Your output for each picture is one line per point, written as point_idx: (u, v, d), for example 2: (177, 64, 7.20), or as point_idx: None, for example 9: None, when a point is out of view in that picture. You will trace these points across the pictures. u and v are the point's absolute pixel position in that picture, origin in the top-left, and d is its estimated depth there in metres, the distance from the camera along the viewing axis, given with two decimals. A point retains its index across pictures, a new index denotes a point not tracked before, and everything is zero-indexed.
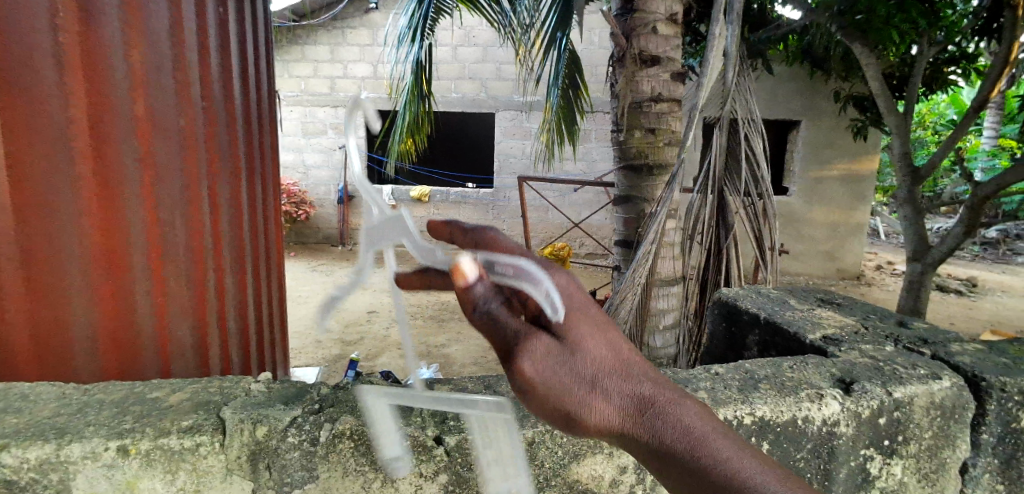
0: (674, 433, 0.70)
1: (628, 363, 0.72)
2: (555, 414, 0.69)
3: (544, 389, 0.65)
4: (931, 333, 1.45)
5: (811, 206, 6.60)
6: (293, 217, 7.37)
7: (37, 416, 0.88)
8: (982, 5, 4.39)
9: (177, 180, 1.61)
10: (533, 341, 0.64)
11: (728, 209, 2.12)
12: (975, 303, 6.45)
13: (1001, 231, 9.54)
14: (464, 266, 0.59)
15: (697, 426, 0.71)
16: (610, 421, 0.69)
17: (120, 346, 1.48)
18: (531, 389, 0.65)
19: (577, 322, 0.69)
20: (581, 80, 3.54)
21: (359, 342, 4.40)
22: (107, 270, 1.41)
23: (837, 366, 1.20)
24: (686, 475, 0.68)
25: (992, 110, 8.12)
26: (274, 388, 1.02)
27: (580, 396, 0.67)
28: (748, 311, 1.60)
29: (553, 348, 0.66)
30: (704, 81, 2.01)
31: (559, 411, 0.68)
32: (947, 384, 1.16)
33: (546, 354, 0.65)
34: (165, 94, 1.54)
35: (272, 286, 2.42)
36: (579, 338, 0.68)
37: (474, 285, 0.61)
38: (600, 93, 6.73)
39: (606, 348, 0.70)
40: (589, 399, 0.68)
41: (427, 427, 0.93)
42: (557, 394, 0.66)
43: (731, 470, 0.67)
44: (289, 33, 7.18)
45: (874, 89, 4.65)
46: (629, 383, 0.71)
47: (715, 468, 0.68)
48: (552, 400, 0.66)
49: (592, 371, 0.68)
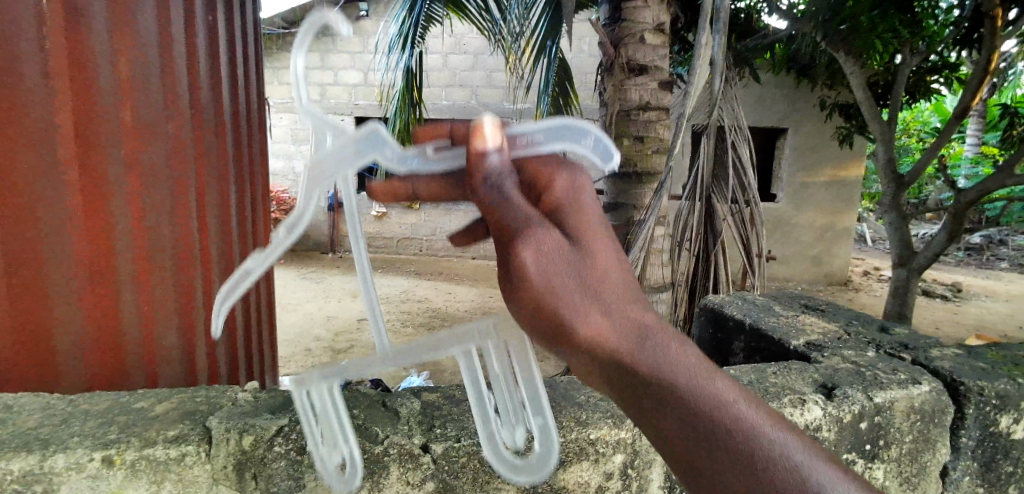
0: (680, 370, 0.63)
1: (638, 294, 0.67)
2: (550, 329, 0.62)
3: (543, 288, 0.60)
4: (912, 338, 1.48)
5: (799, 212, 6.68)
6: (282, 224, 7.34)
7: (20, 427, 0.88)
8: (963, 15, 4.49)
9: (164, 185, 1.61)
10: (540, 231, 0.60)
11: (716, 216, 2.15)
12: (960, 307, 6.55)
13: (984, 237, 9.70)
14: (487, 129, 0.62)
15: (704, 368, 0.65)
16: (608, 346, 0.62)
17: (105, 352, 1.46)
18: (526, 282, 0.60)
19: (587, 227, 0.66)
20: (571, 88, 3.57)
21: (349, 349, 4.38)
22: (91, 276, 1.40)
23: (819, 372, 1.22)
24: (688, 418, 0.62)
25: (975, 118, 8.29)
26: (261, 397, 1.02)
27: (578, 308, 0.61)
28: (734, 317, 1.62)
29: (567, 249, 0.61)
30: (692, 88, 2.02)
31: (552, 324, 0.61)
32: (926, 389, 1.19)
33: (552, 249, 0.60)
34: (152, 99, 1.55)
35: (260, 291, 2.41)
36: (591, 242, 0.65)
37: (490, 152, 0.62)
38: (589, 101, 6.78)
39: (616, 261, 0.65)
40: (589, 312, 0.62)
41: (414, 435, 0.93)
42: (557, 296, 0.60)
43: (736, 413, 0.63)
44: (280, 40, 7.17)
45: (859, 97, 4.73)
46: (636, 310, 0.65)
47: (718, 410, 0.63)
48: (547, 306, 0.60)
49: (598, 283, 0.63)
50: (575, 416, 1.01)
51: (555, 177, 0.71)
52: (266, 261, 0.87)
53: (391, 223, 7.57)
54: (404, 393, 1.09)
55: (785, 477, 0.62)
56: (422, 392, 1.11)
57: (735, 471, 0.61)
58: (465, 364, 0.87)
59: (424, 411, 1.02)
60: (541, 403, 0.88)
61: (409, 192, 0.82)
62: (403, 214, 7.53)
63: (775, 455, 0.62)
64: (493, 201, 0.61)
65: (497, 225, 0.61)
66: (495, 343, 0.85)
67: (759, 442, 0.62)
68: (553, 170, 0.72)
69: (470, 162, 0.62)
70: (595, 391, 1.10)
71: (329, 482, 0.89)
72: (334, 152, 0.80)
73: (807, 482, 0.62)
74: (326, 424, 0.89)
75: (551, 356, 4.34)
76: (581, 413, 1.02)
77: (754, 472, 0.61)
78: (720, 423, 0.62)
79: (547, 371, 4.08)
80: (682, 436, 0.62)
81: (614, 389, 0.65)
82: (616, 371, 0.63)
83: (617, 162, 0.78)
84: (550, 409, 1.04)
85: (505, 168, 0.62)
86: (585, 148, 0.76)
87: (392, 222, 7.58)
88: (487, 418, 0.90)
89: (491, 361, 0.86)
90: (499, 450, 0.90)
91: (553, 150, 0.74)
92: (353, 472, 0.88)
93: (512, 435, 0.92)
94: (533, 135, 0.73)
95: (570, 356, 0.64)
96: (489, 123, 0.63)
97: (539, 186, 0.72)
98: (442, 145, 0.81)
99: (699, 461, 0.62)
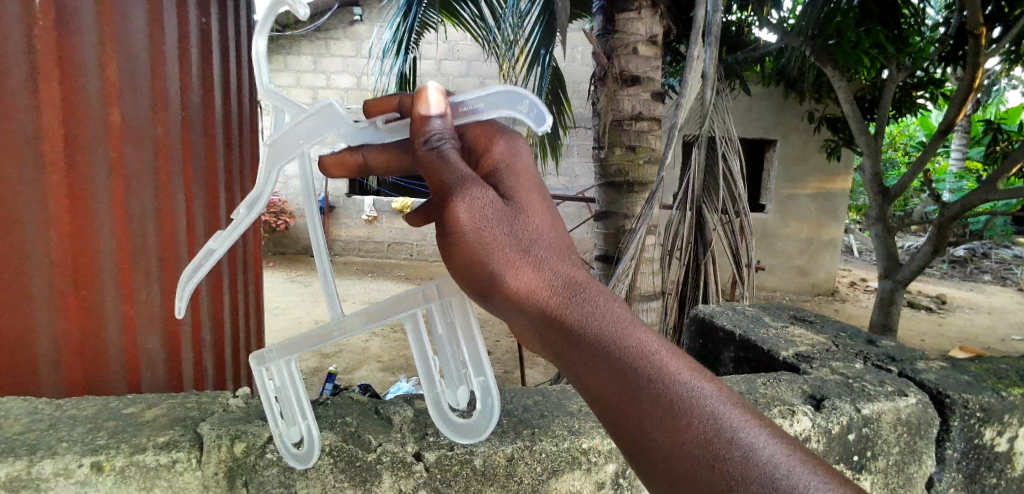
0: (608, 324, 0.70)
1: (571, 255, 0.76)
2: (481, 281, 0.71)
3: (473, 236, 0.69)
4: (898, 351, 1.50)
5: (787, 223, 6.76)
6: (272, 227, 7.30)
7: (7, 432, 0.87)
8: (947, 33, 4.58)
9: (148, 188, 1.58)
10: (475, 186, 0.70)
11: (706, 226, 2.16)
12: (945, 319, 6.64)
13: (968, 250, 9.87)
14: (429, 95, 0.76)
15: (635, 325, 0.71)
16: (538, 297, 0.70)
17: (85, 355, 1.45)
18: (458, 229, 0.68)
19: (519, 187, 0.77)
20: (564, 96, 3.60)
21: (337, 354, 4.34)
22: (73, 280, 1.39)
23: (807, 383, 1.24)
24: (614, 369, 0.67)
25: (958, 134, 8.45)
26: (252, 404, 1.02)
27: (508, 259, 0.69)
28: (724, 328, 1.64)
29: (499, 202, 0.71)
30: (683, 100, 2.03)
31: (487, 275, 0.70)
32: (913, 400, 1.21)
33: (485, 204, 0.70)
34: (139, 102, 1.53)
35: (249, 296, 2.38)
36: (523, 200, 0.75)
37: (433, 116, 0.76)
38: (582, 109, 6.82)
39: (544, 218, 0.75)
40: (519, 265, 0.70)
41: (407, 442, 0.94)
42: (485, 241, 0.69)
43: (661, 365, 0.68)
44: (272, 42, 7.14)
45: (846, 110, 4.80)
46: (567, 267, 0.73)
47: (644, 361, 0.68)
48: (478, 256, 0.69)
49: (529, 238, 0.72)
50: (568, 425, 1.02)
51: (494, 141, 0.82)
52: (226, 241, 0.97)
53: (382, 227, 7.55)
54: (397, 401, 1.09)
55: (706, 428, 0.65)
56: (415, 399, 1.11)
57: (660, 420, 0.66)
58: (410, 326, 0.90)
59: (417, 419, 1.01)
60: (481, 363, 0.87)
61: (359, 160, 0.98)
62: (394, 219, 7.51)
63: (698, 406, 0.66)
64: (432, 155, 0.74)
65: (442, 183, 0.71)
66: (437, 303, 0.89)
67: (683, 393, 0.67)
68: (492, 136, 0.83)
69: (415, 124, 0.76)
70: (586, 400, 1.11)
71: (287, 461, 0.87)
72: (291, 130, 0.94)
73: (726, 432, 0.65)
74: (286, 402, 0.91)
75: (540, 364, 4.34)
76: (574, 423, 1.03)
77: (677, 421, 0.65)
78: (646, 374, 0.67)
79: (536, 379, 4.08)
80: (610, 385, 0.67)
81: (549, 344, 0.71)
82: (547, 325, 0.70)
83: (549, 126, 0.80)
84: (541, 417, 1.04)
85: (445, 131, 0.76)
86: (521, 115, 0.81)
87: (383, 227, 7.56)
88: (431, 379, 0.90)
89: (435, 321, 0.90)
90: (445, 412, 0.91)
91: (494, 116, 0.84)
92: (308, 448, 0.86)
93: (455, 396, 0.91)
94: (473, 104, 0.84)
95: (506, 309, 0.72)
96: (433, 91, 0.77)
97: (479, 149, 0.83)
98: (392, 117, 0.91)
99: (623, 405, 0.67)
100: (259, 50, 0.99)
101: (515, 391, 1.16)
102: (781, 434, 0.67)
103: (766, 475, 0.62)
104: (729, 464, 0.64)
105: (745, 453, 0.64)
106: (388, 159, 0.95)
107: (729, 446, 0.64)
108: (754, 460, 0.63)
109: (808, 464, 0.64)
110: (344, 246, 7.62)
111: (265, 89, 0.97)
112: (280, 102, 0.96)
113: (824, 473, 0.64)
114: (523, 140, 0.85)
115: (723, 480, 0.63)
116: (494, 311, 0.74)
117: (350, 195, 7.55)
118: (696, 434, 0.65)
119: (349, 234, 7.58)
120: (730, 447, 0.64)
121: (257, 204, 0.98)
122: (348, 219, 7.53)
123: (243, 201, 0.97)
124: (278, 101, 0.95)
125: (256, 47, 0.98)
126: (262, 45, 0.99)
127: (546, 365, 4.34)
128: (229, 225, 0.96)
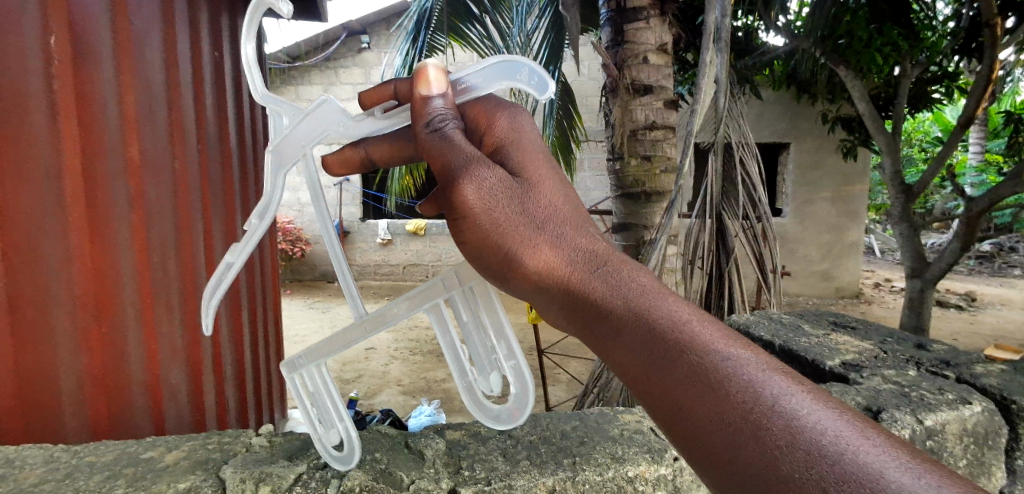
0: (633, 297, 0.65)
1: (590, 230, 0.72)
2: (494, 263, 0.68)
3: (485, 219, 0.66)
4: (952, 355, 1.42)
5: (807, 227, 6.61)
6: (288, 255, 7.33)
7: (23, 484, 0.83)
8: (960, 26, 4.45)
9: (168, 219, 1.59)
10: (482, 169, 0.67)
11: (728, 233, 2.06)
12: (977, 317, 6.42)
13: (994, 245, 9.59)
14: (429, 73, 0.74)
15: (666, 295, 0.67)
16: (559, 274, 0.67)
17: (110, 395, 1.41)
18: (469, 213, 0.65)
19: (525, 165, 0.72)
20: (574, 111, 3.57)
21: (357, 380, 4.30)
22: (96, 318, 1.36)
23: (861, 394, 1.17)
24: (640, 343, 0.63)
25: (977, 127, 8.27)
26: (276, 442, 0.99)
27: (523, 238, 0.66)
28: (761, 338, 1.54)
29: (507, 183, 0.67)
30: (697, 107, 1.95)
31: (501, 256, 0.67)
32: (979, 409, 1.13)
33: (495, 184, 0.66)
34: (157, 134, 1.55)
35: (268, 328, 2.35)
36: (534, 176, 0.71)
37: (434, 96, 0.73)
38: (593, 123, 6.82)
39: (557, 194, 0.70)
40: (536, 243, 0.67)
41: (441, 479, 0.89)
42: (494, 223, 0.66)
43: (690, 334, 0.62)
44: (284, 73, 7.22)
45: (861, 111, 4.62)
46: (588, 241, 0.69)
47: (672, 331, 0.63)
48: (492, 239, 0.66)
49: (543, 216, 0.68)
50: (611, 452, 0.96)
51: (495, 119, 0.75)
52: (243, 255, 0.93)
53: (396, 250, 7.55)
54: (427, 432, 1.04)
55: (742, 396, 0.58)
56: (446, 431, 1.06)
57: (694, 390, 0.60)
58: (436, 319, 0.91)
59: (450, 453, 0.97)
60: (512, 347, 0.88)
61: (362, 156, 0.93)
62: (408, 241, 7.52)
63: (734, 373, 0.60)
64: (434, 138, 0.70)
65: (444, 173, 0.68)
66: (459, 292, 0.89)
67: (716, 361, 0.60)
68: (492, 113, 0.76)
69: (416, 106, 0.73)
70: (628, 425, 1.05)
71: (331, 464, 0.90)
72: (295, 132, 0.91)
73: (767, 398, 0.58)
74: (321, 407, 0.93)
75: (562, 382, 4.26)
76: (616, 449, 0.97)
77: (713, 390, 0.59)
78: (675, 342, 0.62)
79: (560, 396, 3.98)
80: (634, 360, 0.64)
81: (575, 322, 0.69)
82: (570, 303, 0.68)
83: (553, 92, 0.75)
84: (581, 445, 0.98)
85: (446, 111, 0.73)
86: (522, 84, 0.77)
87: (397, 249, 7.55)
88: (463, 367, 0.89)
89: (459, 311, 0.90)
90: (481, 400, 0.91)
91: (491, 90, 0.80)
92: (349, 449, 0.89)
93: (488, 383, 0.91)
94: (470, 80, 0.80)
95: (525, 291, 0.69)
96: (432, 69, 0.74)
97: (481, 128, 0.76)
98: (389, 106, 0.87)
99: (655, 382, 0.62)
100: (248, 53, 0.91)
101: (551, 416, 1.10)
102: (835, 402, 0.59)
103: (812, 444, 0.54)
104: (770, 432, 0.56)
105: (789, 421, 0.56)
106: (391, 150, 0.91)
107: (769, 414, 0.57)
108: (801, 427, 0.55)
109: (865, 429, 0.56)
110: (359, 271, 7.60)
111: (259, 94, 0.92)
112: (278, 105, 0.92)
113: (880, 436, 0.55)
114: (528, 116, 0.78)
115: (767, 452, 0.55)
116: (516, 297, 0.71)
117: (364, 220, 7.57)
118: (731, 404, 0.58)
119: (364, 259, 7.56)
120: (771, 414, 0.57)
121: (267, 213, 0.93)
122: (363, 243, 7.53)
123: (254, 210, 0.92)
124: (276, 105, 0.91)
125: (245, 51, 0.90)
126: (251, 48, 0.92)
127: (569, 382, 4.25)
128: (243, 238, 0.92)
